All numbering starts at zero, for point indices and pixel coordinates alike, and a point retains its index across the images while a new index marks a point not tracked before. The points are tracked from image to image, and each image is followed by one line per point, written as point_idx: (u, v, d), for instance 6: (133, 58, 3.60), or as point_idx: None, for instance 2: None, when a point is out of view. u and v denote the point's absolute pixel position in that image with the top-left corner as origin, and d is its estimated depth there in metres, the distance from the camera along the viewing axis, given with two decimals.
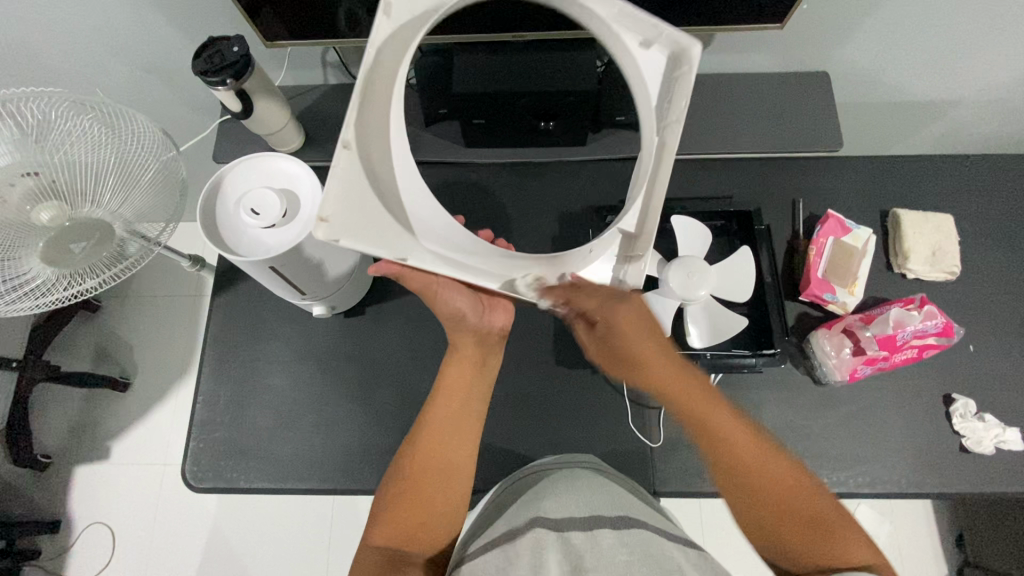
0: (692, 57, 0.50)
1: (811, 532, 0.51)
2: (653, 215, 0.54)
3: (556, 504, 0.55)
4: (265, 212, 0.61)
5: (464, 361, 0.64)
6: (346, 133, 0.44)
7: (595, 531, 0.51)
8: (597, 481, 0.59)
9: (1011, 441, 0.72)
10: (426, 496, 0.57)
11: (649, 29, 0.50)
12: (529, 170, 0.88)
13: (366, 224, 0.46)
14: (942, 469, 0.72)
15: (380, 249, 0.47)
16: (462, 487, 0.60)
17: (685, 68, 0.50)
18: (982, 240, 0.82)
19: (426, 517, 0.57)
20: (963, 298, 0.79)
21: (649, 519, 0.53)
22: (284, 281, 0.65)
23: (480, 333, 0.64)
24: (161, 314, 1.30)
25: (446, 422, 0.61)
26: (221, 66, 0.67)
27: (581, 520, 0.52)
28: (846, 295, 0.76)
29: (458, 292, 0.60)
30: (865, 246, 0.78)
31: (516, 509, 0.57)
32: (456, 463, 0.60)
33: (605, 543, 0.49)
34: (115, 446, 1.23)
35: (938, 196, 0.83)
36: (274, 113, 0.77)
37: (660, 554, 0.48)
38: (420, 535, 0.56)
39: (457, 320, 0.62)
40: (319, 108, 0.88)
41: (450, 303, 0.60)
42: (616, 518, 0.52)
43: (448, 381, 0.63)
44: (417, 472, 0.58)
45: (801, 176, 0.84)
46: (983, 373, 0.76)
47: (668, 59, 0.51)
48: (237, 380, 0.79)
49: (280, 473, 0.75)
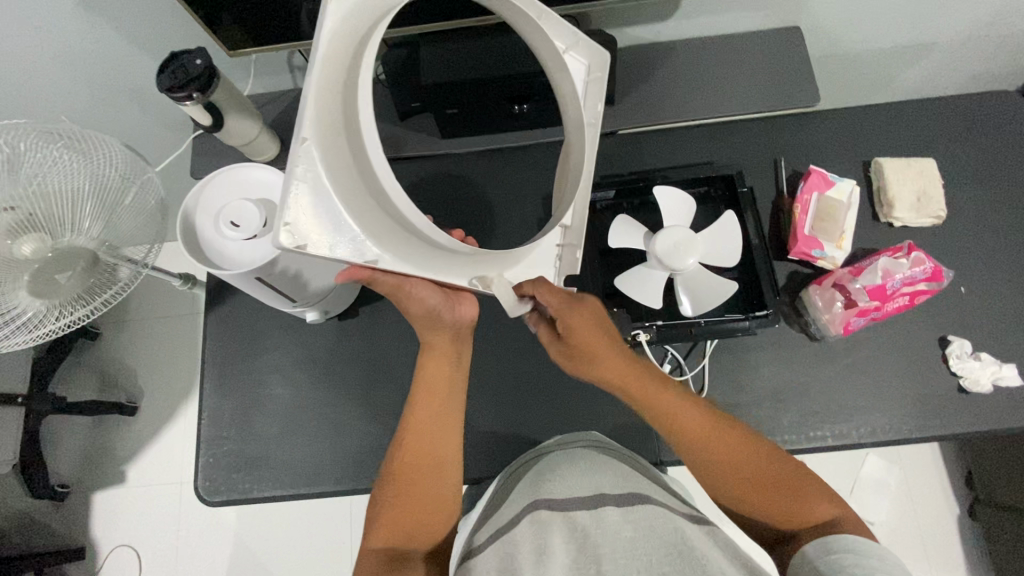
0: (603, 64, 0.56)
1: (783, 494, 0.52)
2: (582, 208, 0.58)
3: (545, 486, 0.56)
4: (244, 224, 0.60)
5: (441, 358, 0.64)
6: (305, 132, 0.42)
7: (598, 510, 0.51)
8: (590, 459, 0.59)
9: (1007, 377, 0.72)
10: (421, 494, 0.59)
11: (568, 36, 0.55)
12: (509, 156, 0.87)
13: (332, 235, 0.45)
14: (943, 411, 0.73)
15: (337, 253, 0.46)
16: (453, 477, 0.62)
17: (599, 76, 0.57)
18: (965, 180, 0.81)
19: (428, 512, 0.59)
20: (951, 240, 0.79)
21: (648, 492, 0.54)
22: (270, 289, 0.65)
23: (453, 329, 0.62)
24: (161, 336, 1.31)
25: (436, 418, 0.62)
26: (186, 80, 0.67)
27: (584, 499, 0.53)
28: (835, 250, 0.76)
29: (429, 290, 0.57)
30: (848, 200, 0.78)
31: (522, 494, 0.57)
32: (444, 458, 0.61)
33: (609, 521, 0.50)
34: (130, 468, 1.24)
35: (917, 140, 0.83)
36: (245, 124, 0.77)
37: (663, 527, 0.48)
38: (421, 529, 0.58)
39: (433, 318, 0.60)
40: (291, 114, 0.87)
41: (422, 300, 0.57)
42: (618, 494, 0.53)
43: (428, 381, 0.63)
44: (413, 470, 0.60)
45: (779, 134, 0.84)
46: (975, 312, 0.76)
47: (586, 66, 0.56)
48: (240, 393, 0.79)
49: (291, 479, 0.76)
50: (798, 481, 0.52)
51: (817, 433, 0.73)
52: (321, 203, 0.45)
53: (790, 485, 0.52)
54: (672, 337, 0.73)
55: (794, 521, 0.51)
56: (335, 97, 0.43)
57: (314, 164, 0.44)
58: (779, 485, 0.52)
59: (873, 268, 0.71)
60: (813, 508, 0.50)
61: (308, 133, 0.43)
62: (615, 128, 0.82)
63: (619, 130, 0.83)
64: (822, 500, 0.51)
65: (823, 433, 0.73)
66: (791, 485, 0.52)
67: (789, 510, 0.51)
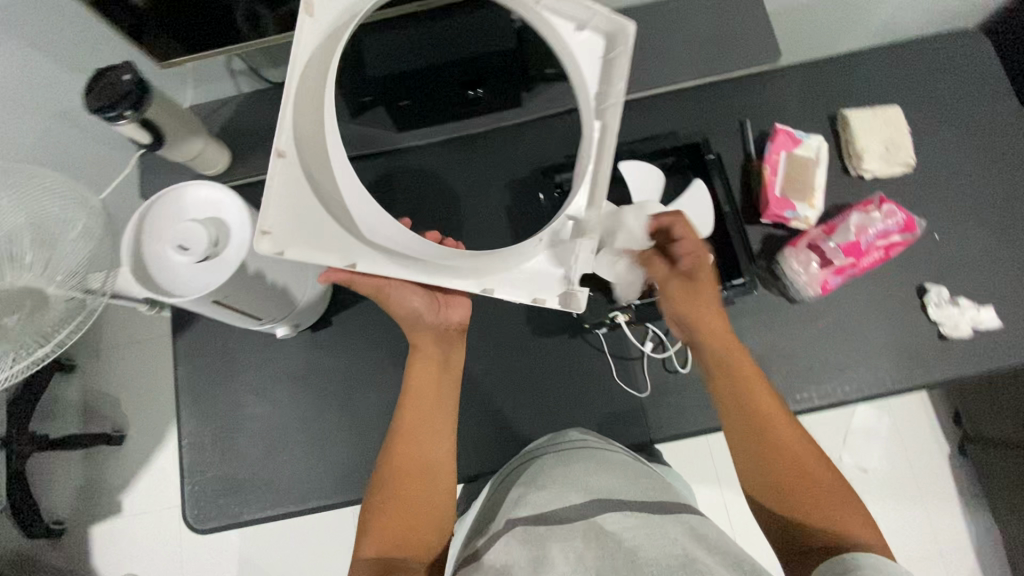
0: (627, 36, 0.51)
1: (819, 507, 0.50)
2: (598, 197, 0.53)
3: (539, 496, 0.54)
4: (194, 247, 0.57)
5: (428, 360, 0.64)
6: (279, 143, 0.47)
7: (598, 517, 0.50)
8: (588, 463, 0.58)
9: (985, 320, 0.72)
10: (415, 502, 0.58)
11: (581, 12, 0.51)
12: (469, 144, 0.84)
13: (314, 238, 0.49)
14: (925, 360, 0.73)
15: (318, 256, 0.48)
16: (447, 483, 0.60)
17: (622, 50, 0.51)
18: (932, 124, 0.80)
19: (424, 520, 0.57)
20: (922, 187, 0.78)
21: (644, 498, 0.53)
22: (235, 312, 0.63)
23: (437, 330, 0.64)
24: (138, 361, 1.28)
25: (425, 423, 0.61)
26: (116, 98, 0.63)
27: (581, 506, 0.51)
28: (807, 208, 0.75)
29: (411, 292, 0.61)
30: (817, 154, 0.77)
31: (517, 498, 0.56)
32: (437, 464, 0.61)
33: (609, 528, 0.49)
34: (125, 498, 1.22)
35: (881, 88, 0.81)
36: (187, 137, 0.74)
37: (664, 536, 0.48)
38: (418, 538, 0.56)
39: (414, 321, 0.63)
40: (237, 123, 0.84)
41: (405, 304, 0.61)
42: (616, 499, 0.52)
43: (416, 384, 0.63)
44: (406, 479, 0.59)
45: (742, 95, 0.82)
46: (950, 258, 0.76)
47: (605, 39, 0.52)
48: (218, 417, 0.77)
49: (280, 498, 0.74)
50: (839, 501, 0.50)
51: (803, 395, 0.73)
52: (298, 208, 0.48)
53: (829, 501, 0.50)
54: (651, 316, 0.72)
55: (819, 535, 0.49)
56: (310, 114, 0.46)
57: (292, 173, 0.48)
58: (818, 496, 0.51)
59: (845, 226, 0.72)
60: (846, 527, 0.48)
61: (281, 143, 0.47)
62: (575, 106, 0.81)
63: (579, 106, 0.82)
64: (861, 526, 0.49)
65: (809, 394, 0.73)
66: (829, 502, 0.50)
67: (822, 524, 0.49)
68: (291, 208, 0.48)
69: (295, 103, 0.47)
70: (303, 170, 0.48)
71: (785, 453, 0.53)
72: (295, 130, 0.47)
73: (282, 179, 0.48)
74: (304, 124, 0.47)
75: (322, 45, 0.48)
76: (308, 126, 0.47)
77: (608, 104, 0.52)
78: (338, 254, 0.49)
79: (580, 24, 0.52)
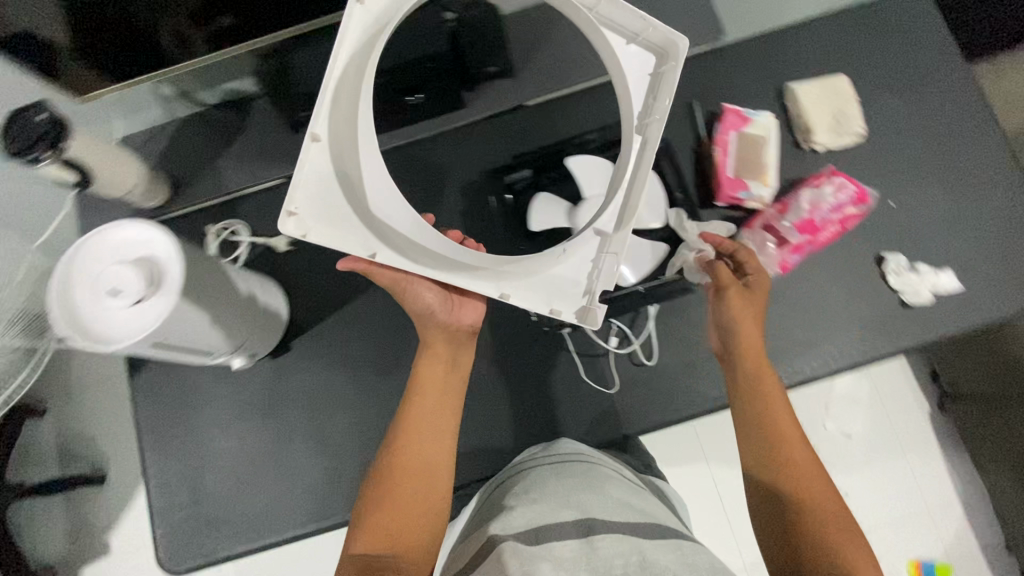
0: (678, 52, 0.51)
1: (823, 532, 0.51)
2: (634, 208, 0.53)
3: (532, 513, 0.53)
4: (126, 289, 0.54)
5: (437, 359, 0.64)
6: (316, 129, 0.49)
7: (589, 536, 0.49)
8: (578, 482, 0.58)
9: (945, 283, 0.73)
10: (410, 497, 0.56)
11: (637, 22, 0.51)
12: (417, 151, 0.80)
13: (337, 225, 0.50)
14: (892, 329, 0.73)
15: (338, 245, 0.49)
16: (443, 484, 0.59)
17: (673, 63, 0.52)
18: (880, 90, 0.79)
19: (414, 520, 0.56)
20: (875, 154, 0.78)
21: (639, 518, 0.53)
22: (182, 351, 0.61)
23: (448, 330, 0.64)
24: (110, 397, 1.25)
25: (429, 419, 0.61)
26: (29, 142, 0.60)
27: (572, 528, 0.51)
28: (761, 186, 0.74)
29: (427, 287, 0.61)
30: (768, 132, 0.75)
31: (510, 511, 0.55)
32: (436, 462, 0.59)
33: (601, 547, 0.48)
34: (112, 536, 1.20)
35: (828, 56, 0.80)
36: (118, 171, 0.71)
37: (658, 564, 0.47)
38: (411, 539, 0.55)
39: (424, 318, 0.63)
40: (173, 151, 0.81)
41: (420, 299, 0.61)
42: (608, 520, 0.52)
43: (425, 378, 0.63)
44: (405, 475, 0.58)
45: (688, 76, 0.80)
46: (908, 223, 0.76)
47: (658, 54, 0.53)
48: (184, 455, 0.75)
49: (256, 529, 0.73)
50: (844, 535, 0.51)
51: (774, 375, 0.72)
52: (323, 196, 0.49)
53: (834, 529, 0.51)
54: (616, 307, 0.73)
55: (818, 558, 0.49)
56: (346, 118, 0.48)
57: (321, 163, 0.49)
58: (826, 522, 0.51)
59: (797, 203, 0.72)
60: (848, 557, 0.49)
61: (318, 130, 0.49)
62: (519, 102, 0.79)
63: (524, 102, 0.79)
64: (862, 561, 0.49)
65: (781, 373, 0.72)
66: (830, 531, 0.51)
67: (824, 550, 0.49)
68: (320, 191, 0.49)
69: (329, 97, 0.49)
70: (332, 158, 0.49)
71: (797, 469, 0.56)
72: (332, 123, 0.49)
73: (312, 163, 0.49)
74: (343, 119, 0.48)
75: (364, 49, 0.49)
76: (342, 123, 0.48)
77: (651, 119, 0.52)
78: (363, 244, 0.50)
79: (635, 34, 0.52)
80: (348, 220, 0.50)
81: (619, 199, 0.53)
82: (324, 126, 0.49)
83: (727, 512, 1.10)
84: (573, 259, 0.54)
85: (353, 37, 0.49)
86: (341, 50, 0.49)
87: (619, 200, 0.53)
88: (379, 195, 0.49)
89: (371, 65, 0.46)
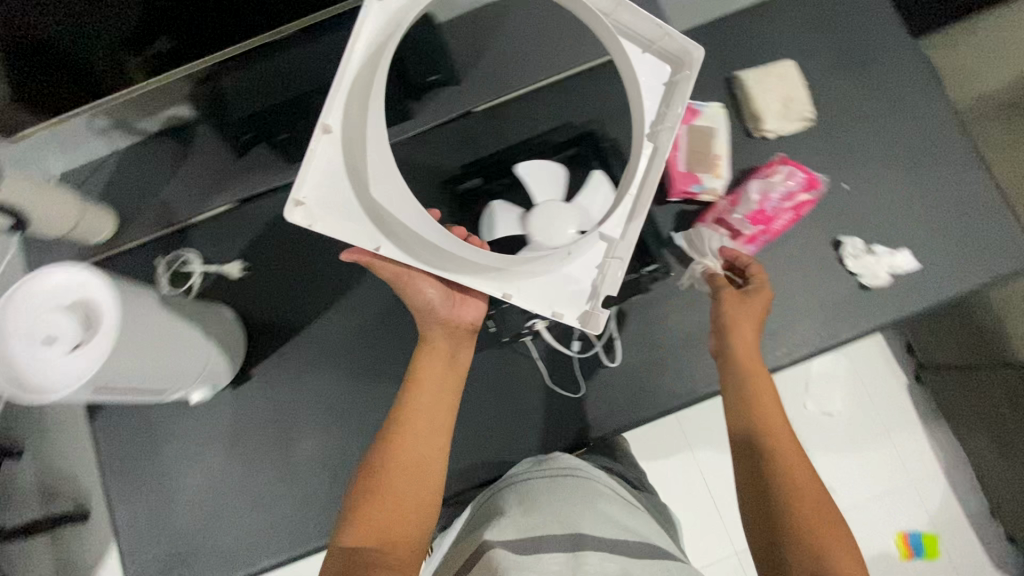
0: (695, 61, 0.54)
1: (812, 535, 0.49)
2: (640, 212, 0.55)
3: (519, 523, 0.56)
4: (63, 336, 0.49)
5: (438, 356, 0.65)
6: (328, 120, 0.50)
7: (578, 557, 0.51)
8: (562, 498, 0.59)
9: (903, 264, 0.73)
10: (397, 494, 0.55)
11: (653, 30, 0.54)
12: None
13: (340, 212, 0.51)
14: (852, 313, 0.73)
15: (342, 229, 0.51)
16: (437, 481, 0.58)
17: (689, 72, 0.55)
18: (828, 71, 0.79)
19: (400, 520, 0.54)
20: (828, 138, 0.77)
21: (613, 535, 0.54)
22: (128, 393, 0.59)
23: (448, 328, 0.66)
24: None
25: (429, 425, 0.60)
26: None
27: (563, 539, 0.53)
28: (713, 180, 0.73)
29: (430, 284, 0.62)
30: (717, 123, 0.75)
31: (493, 530, 0.57)
32: (430, 458, 0.59)
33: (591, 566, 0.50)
34: None
35: (775, 42, 0.79)
36: (52, 217, 0.68)
37: None
38: (400, 539, 0.53)
39: (426, 313, 0.65)
40: (117, 182, 0.79)
41: (421, 296, 0.62)
42: (597, 535, 0.54)
43: (425, 376, 0.63)
44: (394, 480, 0.56)
45: None
46: (864, 206, 0.75)
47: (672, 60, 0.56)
48: (150, 494, 0.74)
49: (229, 562, 0.73)
50: (834, 541, 0.49)
51: None
52: (332, 183, 0.51)
53: (823, 534, 0.49)
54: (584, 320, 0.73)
55: (806, 564, 0.47)
56: (358, 108, 0.50)
57: (329, 150, 0.51)
58: (816, 526, 0.50)
59: (747, 195, 0.71)
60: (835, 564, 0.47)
61: (328, 122, 0.50)
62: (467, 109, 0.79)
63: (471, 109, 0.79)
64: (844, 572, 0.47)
65: None
66: (822, 536, 0.49)
67: (813, 553, 0.48)
68: (332, 179, 0.51)
69: (345, 89, 0.50)
70: (340, 147, 0.51)
71: (793, 468, 0.54)
72: (347, 116, 0.51)
73: (324, 152, 0.51)
74: (354, 108, 0.50)
75: (380, 46, 0.51)
76: (353, 115, 0.50)
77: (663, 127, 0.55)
78: (370, 235, 0.52)
79: (651, 40, 0.56)
80: (351, 204, 0.52)
81: (629, 200, 0.56)
82: (337, 118, 0.51)
83: (714, 502, 1.10)
84: (580, 259, 0.57)
85: (371, 36, 0.51)
86: (357, 41, 0.51)
87: (629, 198, 0.56)
88: (383, 181, 0.50)
89: (385, 62, 0.48)
